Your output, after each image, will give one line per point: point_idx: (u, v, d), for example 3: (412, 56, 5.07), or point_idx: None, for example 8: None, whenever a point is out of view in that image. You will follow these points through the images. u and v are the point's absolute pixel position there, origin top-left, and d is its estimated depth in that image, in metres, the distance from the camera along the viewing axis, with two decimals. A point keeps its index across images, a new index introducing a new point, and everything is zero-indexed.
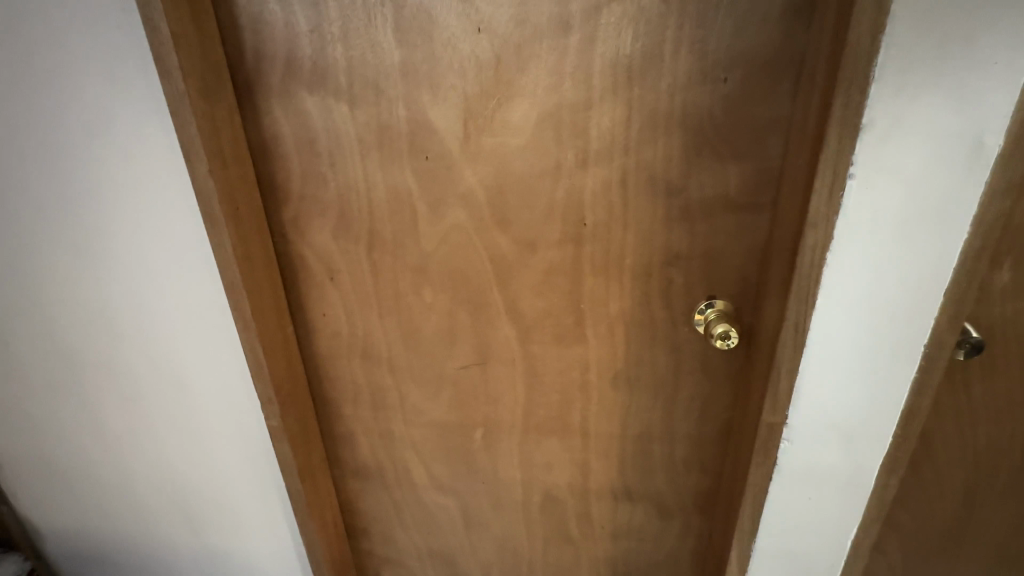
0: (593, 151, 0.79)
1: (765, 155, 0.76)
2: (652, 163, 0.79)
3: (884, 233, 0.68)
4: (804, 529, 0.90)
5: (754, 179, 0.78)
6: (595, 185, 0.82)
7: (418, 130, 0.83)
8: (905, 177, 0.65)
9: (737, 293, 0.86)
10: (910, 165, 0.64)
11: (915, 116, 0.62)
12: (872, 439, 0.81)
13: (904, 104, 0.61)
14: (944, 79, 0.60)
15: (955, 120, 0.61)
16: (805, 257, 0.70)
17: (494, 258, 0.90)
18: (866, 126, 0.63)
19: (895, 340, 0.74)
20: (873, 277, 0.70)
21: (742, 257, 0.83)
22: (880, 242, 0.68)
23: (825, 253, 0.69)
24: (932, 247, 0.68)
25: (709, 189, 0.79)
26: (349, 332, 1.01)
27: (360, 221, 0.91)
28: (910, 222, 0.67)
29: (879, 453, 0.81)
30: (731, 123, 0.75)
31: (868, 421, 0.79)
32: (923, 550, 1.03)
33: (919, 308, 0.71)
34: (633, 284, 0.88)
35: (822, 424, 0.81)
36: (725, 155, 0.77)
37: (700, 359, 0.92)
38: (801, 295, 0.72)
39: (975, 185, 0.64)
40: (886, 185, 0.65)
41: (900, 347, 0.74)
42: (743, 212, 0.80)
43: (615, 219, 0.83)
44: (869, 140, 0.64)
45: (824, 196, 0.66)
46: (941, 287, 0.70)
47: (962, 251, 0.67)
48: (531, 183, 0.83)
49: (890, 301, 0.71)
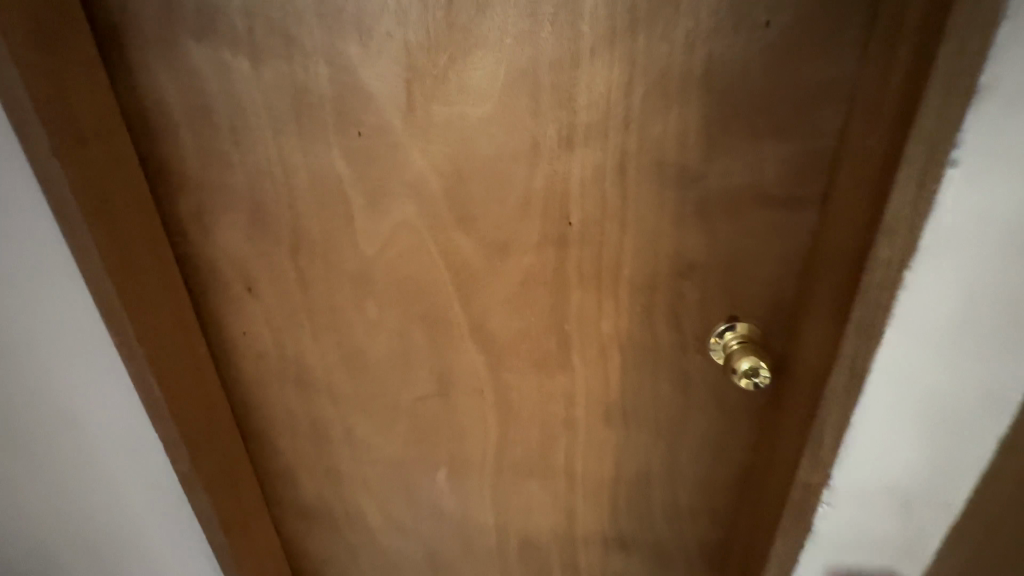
0: (581, 125, 0.58)
1: (814, 131, 0.56)
2: (662, 142, 0.58)
3: (991, 243, 0.49)
4: None
5: (800, 165, 0.58)
6: (584, 172, 0.61)
7: (346, 94, 0.61)
8: None
9: (766, 314, 0.66)
10: None
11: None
12: (939, 504, 0.63)
13: None
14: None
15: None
16: (874, 276, 0.51)
17: (454, 266, 0.69)
18: (984, 89, 0.43)
19: (986, 383, 0.55)
20: (965, 302, 0.51)
21: (775, 269, 0.63)
22: (985, 255, 0.49)
23: (903, 270, 0.50)
24: None
25: (735, 177, 0.59)
26: (277, 354, 0.81)
27: (280, 218, 0.70)
28: None
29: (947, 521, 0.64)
30: (772, 88, 0.54)
31: (937, 481, 0.62)
32: None
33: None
34: (632, 301, 0.68)
35: (875, 485, 0.63)
36: (762, 132, 0.56)
37: (716, 393, 0.73)
38: (862, 328, 0.53)
39: None
40: (1003, 175, 0.46)
41: (993, 393, 0.55)
42: (781, 210, 0.60)
43: (609, 218, 0.63)
44: (986, 109, 0.44)
45: (910, 192, 0.47)
46: None
47: None
48: (500, 169, 0.62)
49: (988, 334, 0.53)
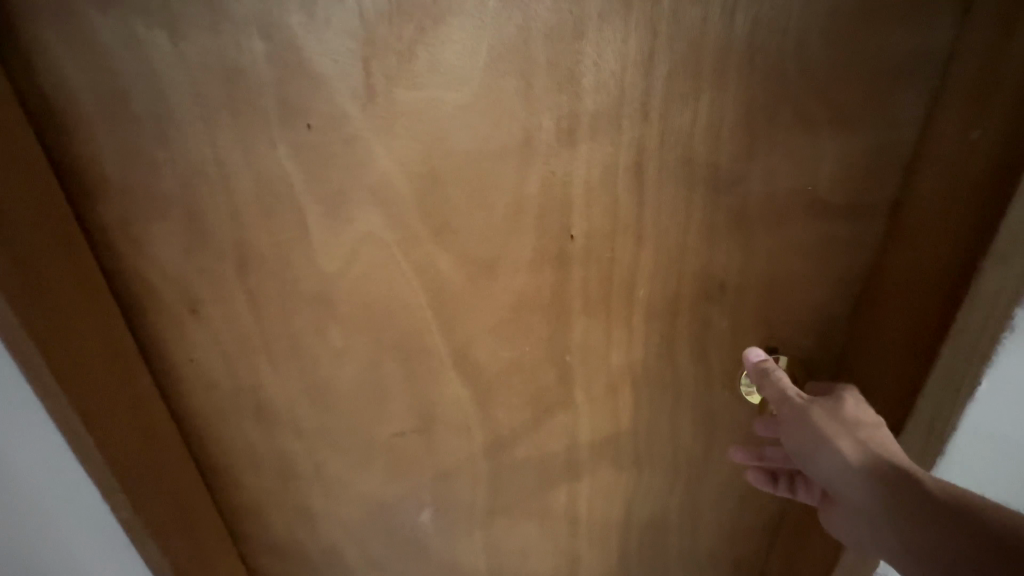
0: (586, 114, 0.46)
1: (890, 121, 0.43)
2: (690, 136, 0.45)
3: None
4: None
5: (870, 165, 0.45)
6: (589, 173, 0.48)
7: (289, 77, 0.48)
8: None
9: (812, 347, 0.54)
10: None
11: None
12: None
13: None
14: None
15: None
16: (977, 311, 0.40)
17: (431, 287, 0.57)
18: None
19: None
20: None
21: (828, 294, 0.51)
22: None
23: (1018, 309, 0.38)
24: None
25: (782, 180, 0.46)
26: (232, 385, 0.70)
27: (222, 229, 0.58)
28: None
29: None
30: (838, 65, 0.41)
31: None
32: None
33: None
34: (647, 328, 0.56)
35: None
36: (823, 123, 0.44)
37: (745, 435, 0.61)
38: (948, 376, 0.43)
39: None
40: None
41: None
42: (840, 222, 0.47)
43: (620, 232, 0.51)
44: None
45: None
46: None
47: None
48: (485, 171, 0.50)
49: None
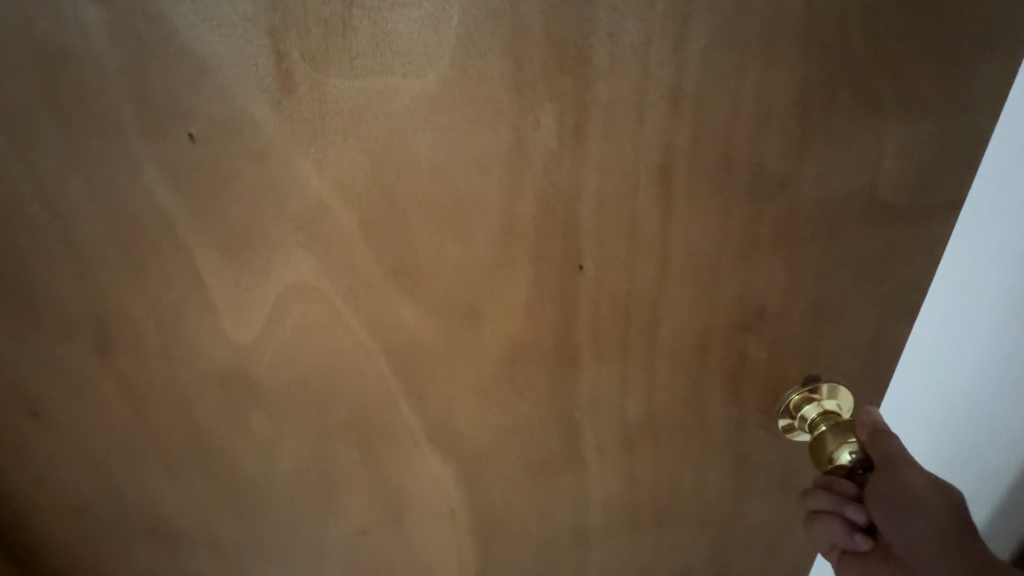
0: (598, 106, 0.34)
1: (967, 103, 0.35)
2: (730, 130, 0.35)
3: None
4: None
5: (941, 157, 0.37)
6: (603, 183, 0.36)
7: (147, 61, 0.31)
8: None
9: (861, 373, 0.46)
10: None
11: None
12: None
13: None
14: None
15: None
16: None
17: (394, 345, 0.42)
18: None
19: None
20: None
21: (882, 311, 0.43)
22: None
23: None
24: None
25: (839, 179, 0.37)
26: (112, 506, 0.49)
27: (63, 295, 0.39)
28: None
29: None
30: (920, 32, 0.33)
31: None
32: None
33: None
34: (673, 370, 0.45)
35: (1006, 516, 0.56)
36: (898, 107, 0.35)
37: (780, 476, 0.53)
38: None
39: None
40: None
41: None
42: (903, 228, 0.39)
43: (644, 257, 0.39)
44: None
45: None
46: None
47: None
48: (462, 189, 0.36)
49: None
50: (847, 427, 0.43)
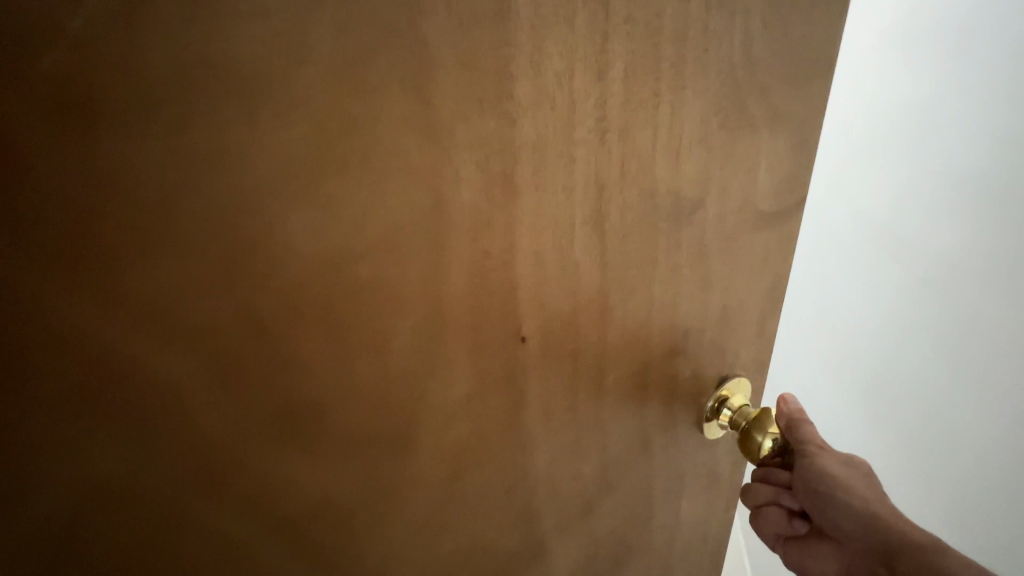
0: (525, 150, 0.27)
1: (814, 118, 0.40)
2: (651, 161, 0.32)
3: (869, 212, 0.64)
4: None
5: (800, 163, 0.41)
6: (538, 236, 0.30)
7: None
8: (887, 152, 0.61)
9: (757, 363, 0.50)
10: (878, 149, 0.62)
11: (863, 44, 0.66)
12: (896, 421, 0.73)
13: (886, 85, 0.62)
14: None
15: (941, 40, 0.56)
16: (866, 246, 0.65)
17: (290, 520, 0.28)
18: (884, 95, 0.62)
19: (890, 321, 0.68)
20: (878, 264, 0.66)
21: (769, 305, 0.47)
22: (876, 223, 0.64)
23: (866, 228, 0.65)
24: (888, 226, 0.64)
25: (733, 196, 0.38)
26: None
27: None
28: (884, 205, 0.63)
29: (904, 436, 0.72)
30: (783, 57, 0.35)
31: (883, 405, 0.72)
32: None
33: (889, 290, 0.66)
34: (618, 416, 0.41)
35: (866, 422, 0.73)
36: (771, 125, 0.37)
37: (711, 477, 0.54)
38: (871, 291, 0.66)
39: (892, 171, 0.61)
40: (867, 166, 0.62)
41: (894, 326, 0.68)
42: (777, 230, 0.43)
43: (587, 311, 0.35)
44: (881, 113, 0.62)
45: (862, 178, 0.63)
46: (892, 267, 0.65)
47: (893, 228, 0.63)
48: (355, 283, 0.25)
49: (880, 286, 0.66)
50: (770, 417, 0.45)
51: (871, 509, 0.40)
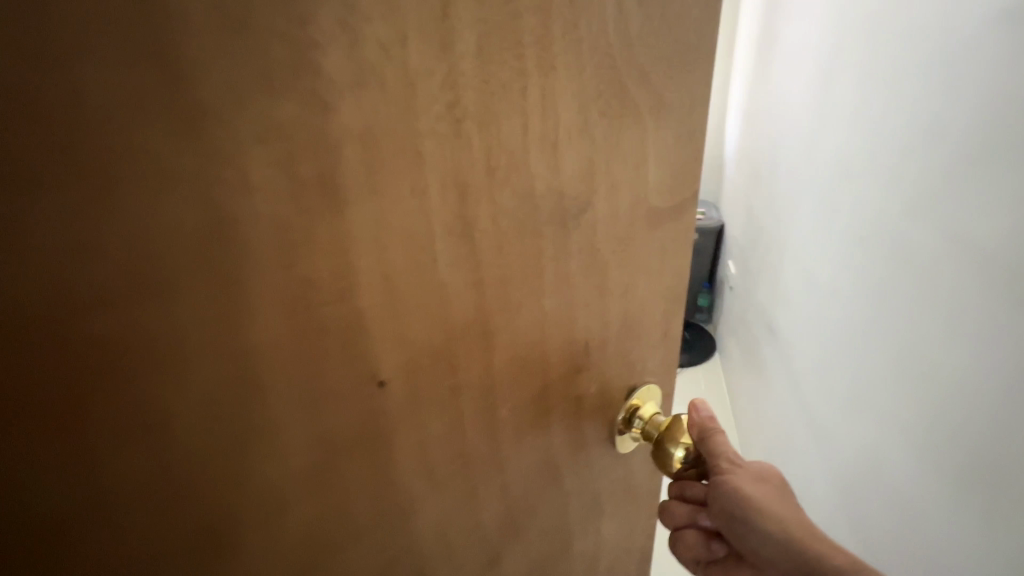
0: (350, 145, 0.21)
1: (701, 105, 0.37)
2: (525, 155, 0.27)
3: (876, 184, 0.74)
4: (831, 475, 0.87)
5: (693, 154, 0.38)
6: (388, 254, 0.24)
7: None
8: (882, 134, 0.74)
9: (665, 366, 0.47)
10: (879, 123, 0.74)
11: (814, 92, 0.99)
12: (868, 400, 0.75)
13: (890, 80, 0.72)
14: (836, 39, 0.89)
15: (870, 70, 0.77)
16: (860, 200, 0.79)
17: None
18: (888, 84, 0.71)
19: (881, 296, 0.72)
20: (867, 229, 0.77)
21: (672, 306, 0.45)
22: (876, 193, 0.75)
23: (865, 193, 0.78)
24: (877, 198, 0.74)
25: (625, 192, 0.34)
26: None
27: None
28: (879, 179, 0.74)
29: (870, 417, 0.75)
30: (666, 35, 0.32)
31: (868, 386, 0.76)
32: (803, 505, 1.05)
33: (871, 256, 0.76)
34: (518, 450, 0.36)
35: (860, 393, 0.77)
36: (660, 112, 0.34)
37: (629, 491, 0.51)
38: (859, 243, 0.80)
39: (895, 153, 0.70)
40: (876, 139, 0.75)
41: (889, 308, 0.70)
42: (676, 226, 0.40)
43: (466, 338, 0.29)
44: (880, 101, 0.74)
45: (880, 155, 0.74)
46: (875, 235, 0.74)
47: (882, 200, 0.73)
48: (112, 332, 0.18)
49: (865, 240, 0.78)
50: (680, 426, 0.43)
51: (788, 528, 0.39)
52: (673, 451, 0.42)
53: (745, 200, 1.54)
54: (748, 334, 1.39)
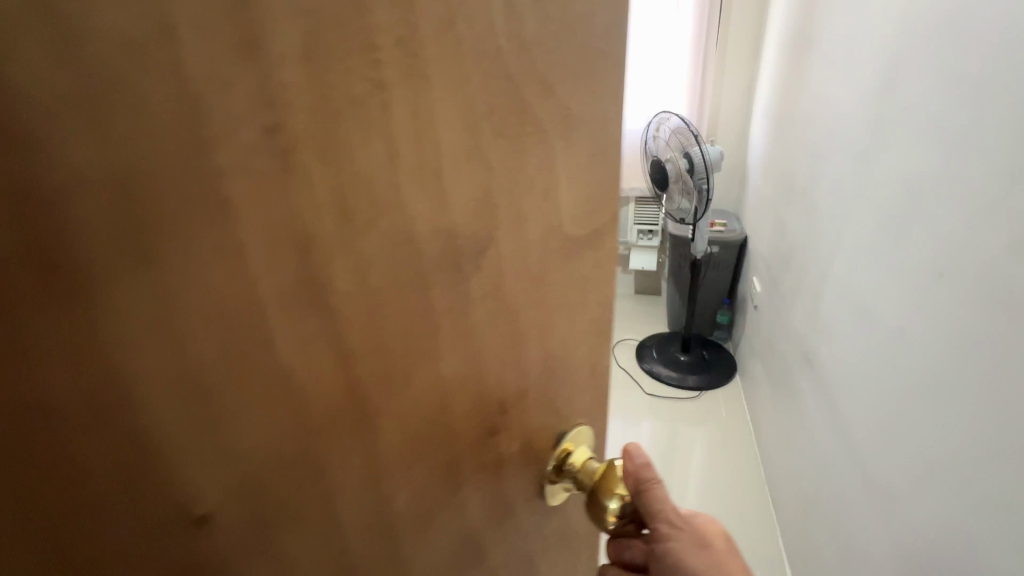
0: (99, 192, 0.14)
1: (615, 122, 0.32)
2: (397, 191, 0.21)
3: (887, 198, 0.83)
4: (840, 467, 0.94)
5: (614, 176, 0.34)
6: (190, 345, 0.17)
7: None
8: (893, 153, 0.83)
9: (596, 406, 0.43)
10: (892, 144, 0.83)
11: (869, 115, 0.93)
12: (871, 393, 0.83)
13: (901, 104, 0.81)
14: (875, 77, 0.93)
15: (939, 102, 0.70)
16: (872, 213, 0.88)
17: None
18: (902, 108, 0.81)
19: (886, 297, 0.81)
20: (878, 239, 0.85)
21: (598, 345, 0.40)
22: (886, 205, 0.83)
23: (876, 207, 0.87)
24: (885, 210, 0.83)
25: (533, 226, 0.29)
26: None
27: None
28: (888, 194, 0.83)
29: (871, 408, 0.83)
30: (573, 39, 0.27)
31: (870, 378, 0.84)
32: (808, 498, 1.12)
33: (878, 262, 0.84)
34: (426, 539, 0.29)
35: (863, 385, 0.86)
36: (571, 130, 0.29)
37: (565, 545, 0.46)
38: (869, 251, 0.88)
39: (903, 170, 0.79)
40: (887, 158, 0.84)
41: (892, 307, 0.79)
42: (598, 256, 0.36)
43: (331, 427, 0.22)
44: (892, 123, 0.83)
45: (889, 172, 0.83)
46: (884, 243, 0.83)
47: (891, 212, 0.82)
48: None
49: (874, 248, 0.86)
50: (615, 476, 0.38)
51: None
52: (606, 506, 0.38)
53: (769, 214, 1.61)
54: (774, 343, 1.45)
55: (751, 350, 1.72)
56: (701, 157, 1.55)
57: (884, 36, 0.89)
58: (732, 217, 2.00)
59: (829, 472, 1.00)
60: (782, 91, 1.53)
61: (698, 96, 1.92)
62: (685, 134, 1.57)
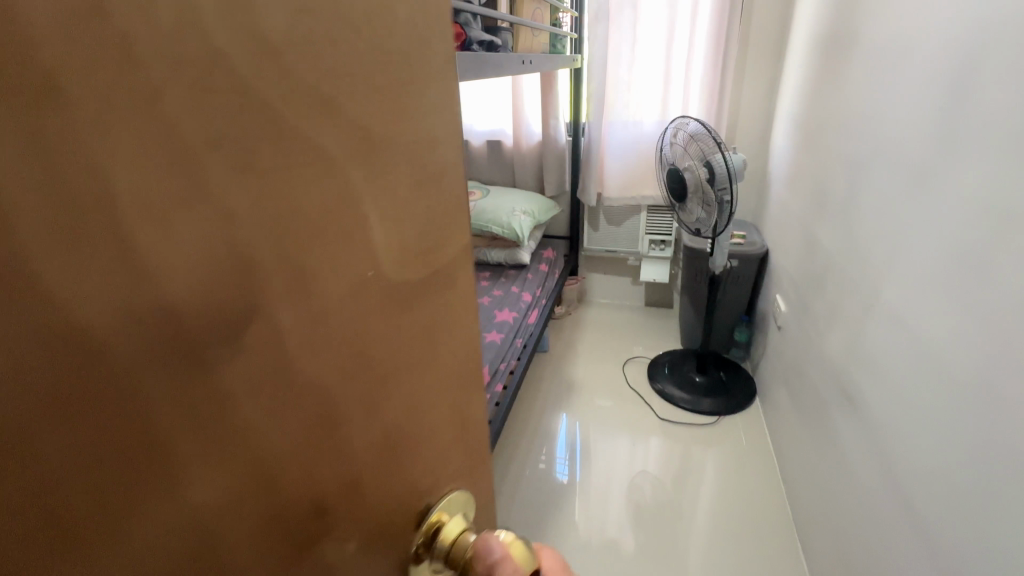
0: None
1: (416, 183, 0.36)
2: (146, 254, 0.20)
3: (983, 218, 0.81)
4: (918, 493, 0.92)
5: (420, 219, 0.36)
6: None
7: None
8: (987, 174, 0.81)
9: (446, 454, 0.44)
10: (988, 163, 0.81)
11: (941, 138, 0.93)
12: (962, 415, 0.82)
13: (999, 123, 0.79)
14: (955, 94, 0.90)
15: None
16: (961, 232, 0.86)
17: None
18: (999, 127, 0.79)
19: (985, 321, 0.79)
20: (968, 261, 0.84)
21: (440, 394, 0.42)
22: (982, 227, 0.81)
23: (967, 228, 0.85)
24: (981, 232, 0.81)
25: (337, 288, 0.29)
26: None
27: None
28: (986, 214, 0.81)
29: (964, 431, 0.81)
30: (340, 81, 0.28)
31: (963, 401, 0.82)
32: (874, 526, 1.08)
33: (972, 283, 0.83)
34: None
35: (953, 407, 0.84)
36: (356, 177, 0.30)
37: None
38: (951, 271, 0.88)
39: (1004, 191, 0.77)
40: (983, 178, 0.82)
41: (992, 332, 0.77)
42: (419, 301, 0.37)
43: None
44: (988, 141, 0.82)
45: (985, 191, 0.82)
46: (979, 266, 0.81)
47: (987, 232, 0.80)
48: None
49: (966, 271, 0.84)
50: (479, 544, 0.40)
51: None
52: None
53: (802, 222, 1.61)
54: (818, 363, 1.39)
55: (779, 371, 1.74)
56: (725, 165, 1.55)
57: (942, 76, 0.95)
58: (754, 230, 2.12)
59: (866, 471, 1.12)
60: (815, 110, 1.55)
61: (716, 104, 2.09)
62: (705, 141, 1.61)
